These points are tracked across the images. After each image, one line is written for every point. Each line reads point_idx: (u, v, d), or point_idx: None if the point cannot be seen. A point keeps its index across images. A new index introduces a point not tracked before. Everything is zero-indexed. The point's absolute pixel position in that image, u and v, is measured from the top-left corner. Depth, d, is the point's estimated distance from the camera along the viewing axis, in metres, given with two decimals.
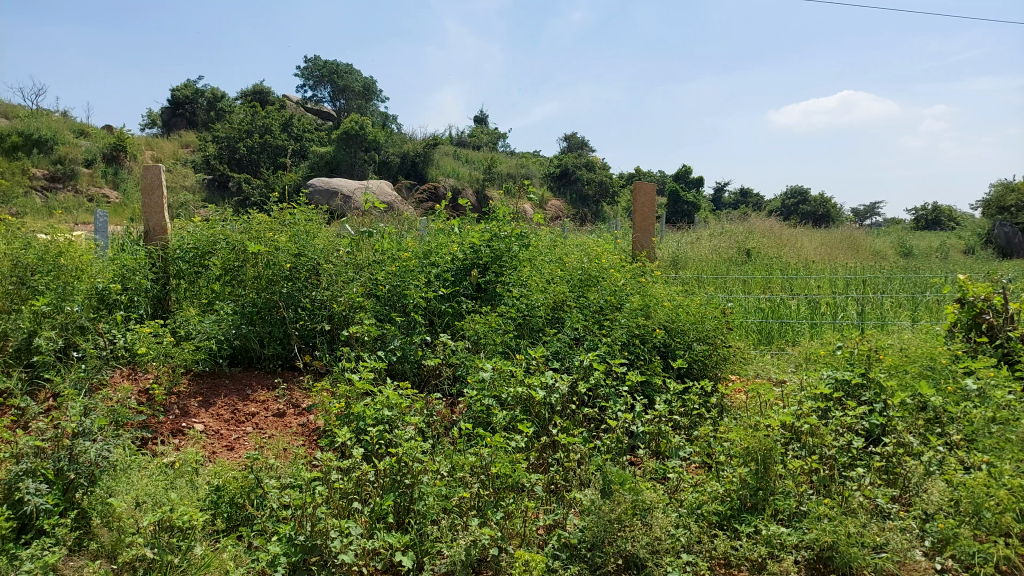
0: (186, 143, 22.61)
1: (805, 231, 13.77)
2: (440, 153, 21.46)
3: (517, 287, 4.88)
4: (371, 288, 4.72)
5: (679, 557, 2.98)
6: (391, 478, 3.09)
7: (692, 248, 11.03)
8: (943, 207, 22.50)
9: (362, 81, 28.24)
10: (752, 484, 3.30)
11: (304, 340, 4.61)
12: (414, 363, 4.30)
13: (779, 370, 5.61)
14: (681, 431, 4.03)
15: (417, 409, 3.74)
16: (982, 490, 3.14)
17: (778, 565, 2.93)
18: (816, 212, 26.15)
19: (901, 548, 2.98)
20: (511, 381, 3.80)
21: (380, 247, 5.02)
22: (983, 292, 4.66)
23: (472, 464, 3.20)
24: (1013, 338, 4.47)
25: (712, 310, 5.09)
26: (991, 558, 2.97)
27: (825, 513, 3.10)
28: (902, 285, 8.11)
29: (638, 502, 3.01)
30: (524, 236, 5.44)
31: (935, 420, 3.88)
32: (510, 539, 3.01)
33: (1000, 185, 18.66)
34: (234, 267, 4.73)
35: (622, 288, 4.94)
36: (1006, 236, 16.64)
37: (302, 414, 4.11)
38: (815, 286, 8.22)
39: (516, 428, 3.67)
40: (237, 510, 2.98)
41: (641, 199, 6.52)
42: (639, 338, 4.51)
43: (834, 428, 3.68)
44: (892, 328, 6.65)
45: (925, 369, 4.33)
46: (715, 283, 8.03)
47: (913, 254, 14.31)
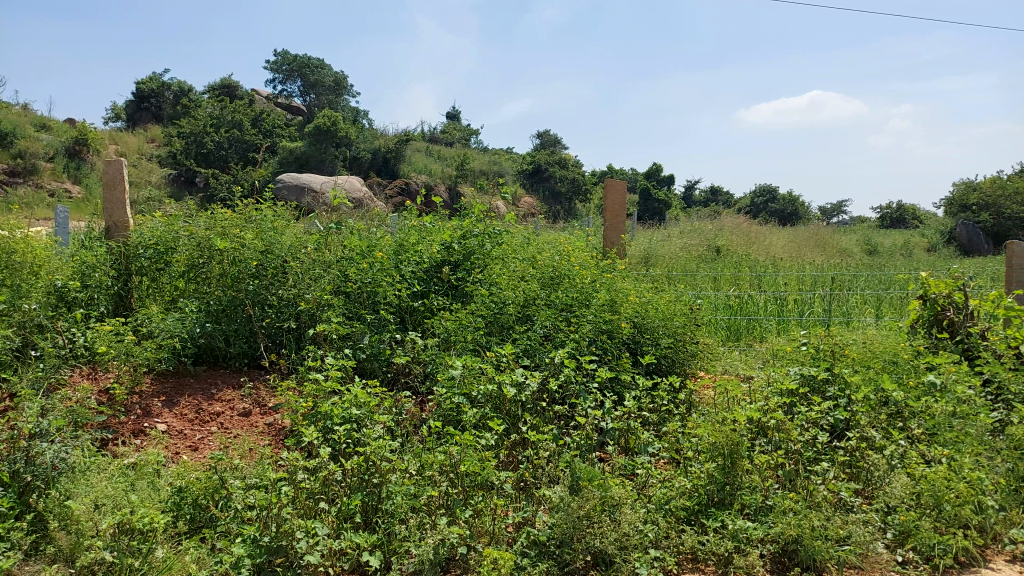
0: (152, 138, 22.20)
1: (775, 229, 13.95)
2: (412, 150, 21.32)
3: (487, 285, 4.85)
4: (340, 285, 4.67)
5: (647, 553, 2.97)
6: (358, 478, 3.05)
7: (662, 245, 11.12)
8: (907, 206, 23.06)
9: (333, 76, 27.99)
10: (720, 479, 3.31)
11: (271, 338, 4.54)
12: (383, 361, 4.27)
13: (747, 365, 5.69)
14: (650, 428, 4.05)
15: (386, 408, 3.72)
16: (942, 483, 3.22)
17: (744, 559, 2.95)
18: (786, 210, 26.55)
19: (864, 540, 3.02)
20: (481, 379, 3.77)
21: (349, 244, 4.95)
22: (944, 289, 4.74)
23: (440, 462, 3.16)
24: (973, 334, 4.58)
25: (681, 306, 5.12)
26: (950, 549, 3.05)
27: (790, 508, 3.18)
28: (868, 282, 8.26)
29: (605, 499, 3.00)
30: (495, 233, 5.40)
31: (897, 415, 3.95)
32: (478, 537, 2.99)
33: (963, 185, 19.11)
34: (199, 263, 4.62)
35: (592, 286, 4.93)
36: (968, 233, 17.03)
37: (268, 413, 4.04)
38: (783, 282, 8.32)
39: (487, 426, 3.65)
40: (201, 512, 2.90)
41: (612, 196, 6.55)
42: (607, 335, 4.51)
43: (799, 423, 3.71)
44: (857, 324, 6.79)
45: (889, 363, 4.42)
46: (685, 280, 8.09)
47: (878, 252, 14.58)
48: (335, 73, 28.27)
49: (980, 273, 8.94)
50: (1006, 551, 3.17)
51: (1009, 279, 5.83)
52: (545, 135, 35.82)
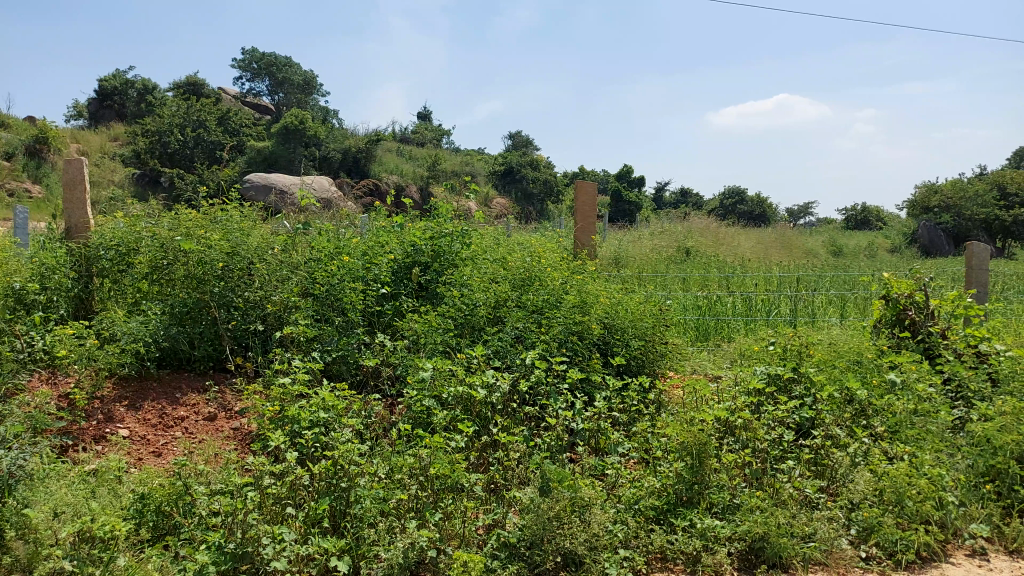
0: (116, 137, 21.73)
1: (742, 230, 14.14)
2: (383, 150, 21.18)
3: (457, 287, 4.82)
4: (308, 287, 4.61)
5: (617, 553, 2.99)
6: (326, 482, 3.01)
7: (632, 246, 11.21)
8: (871, 208, 23.56)
9: (302, 75, 27.69)
10: (688, 478, 3.33)
11: (237, 341, 4.46)
12: (352, 364, 4.22)
13: (715, 365, 5.77)
14: (620, 428, 4.07)
15: (355, 411, 3.70)
16: (904, 480, 3.29)
17: (713, 558, 2.98)
18: (753, 212, 26.92)
19: (828, 536, 3.10)
20: (452, 381, 3.75)
21: (317, 245, 4.89)
22: (905, 290, 4.85)
23: (410, 466, 3.12)
24: (934, 334, 4.69)
25: (650, 307, 5.15)
26: (912, 545, 3.12)
27: (757, 505, 3.23)
28: (833, 282, 8.42)
29: (575, 500, 3.01)
30: (466, 233, 5.36)
31: (861, 413, 3.96)
32: (448, 540, 2.97)
33: (925, 187, 19.55)
34: (162, 264, 4.54)
35: (563, 287, 4.93)
36: (930, 234, 17.42)
37: (234, 417, 3.97)
38: (751, 283, 8.43)
39: (457, 428, 3.63)
40: (164, 519, 2.85)
41: (583, 198, 6.56)
42: (577, 336, 4.50)
43: (766, 422, 3.76)
44: (822, 323, 6.92)
45: (852, 363, 4.49)
46: (655, 281, 8.14)
47: (843, 252, 14.86)
48: (304, 72, 27.97)
49: (940, 274, 9.15)
50: (966, 545, 3.24)
51: (968, 278, 5.97)
52: (516, 136, 35.87)
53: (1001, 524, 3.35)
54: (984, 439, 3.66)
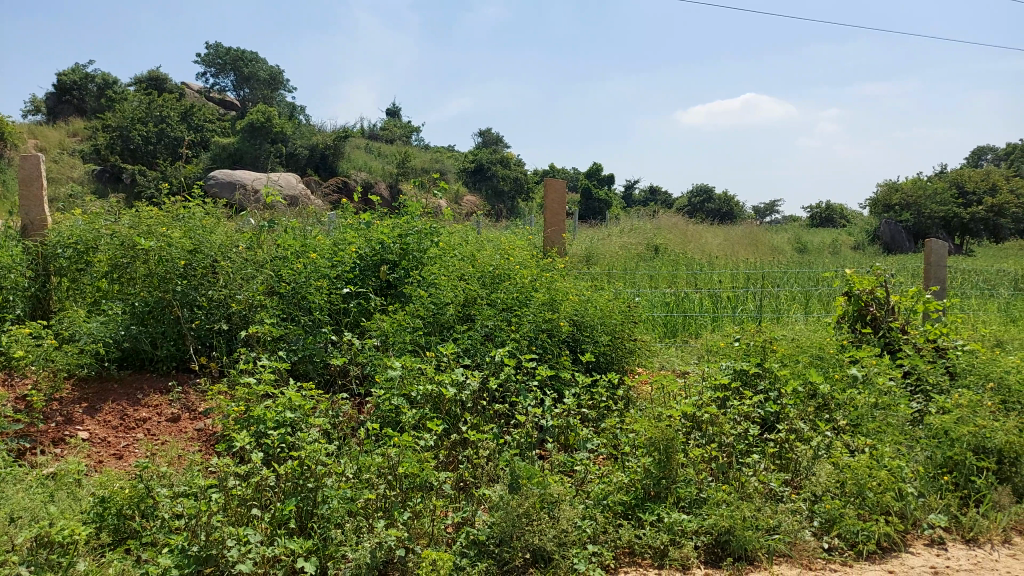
0: (75, 132, 21.18)
1: (710, 228, 14.30)
2: (351, 147, 20.98)
3: (426, 285, 4.78)
4: (274, 285, 4.54)
5: (585, 548, 2.99)
6: (293, 483, 2.96)
7: (602, 243, 11.27)
8: (835, 206, 24.01)
9: (269, 70, 27.29)
10: (656, 473, 3.36)
11: (201, 340, 4.38)
12: (319, 363, 4.19)
13: (682, 361, 5.83)
14: (589, 424, 4.09)
15: (322, 410, 3.65)
16: (865, 472, 3.36)
17: (680, 552, 3.02)
18: (721, 210, 27.27)
19: (792, 529, 3.17)
20: (421, 380, 3.73)
21: (283, 243, 4.82)
22: (867, 286, 4.93)
23: (378, 465, 3.11)
24: (894, 329, 4.80)
25: (619, 304, 5.17)
26: (872, 536, 3.19)
27: (723, 499, 3.26)
28: (798, 279, 8.56)
29: (544, 497, 3.02)
30: (434, 230, 5.32)
31: (824, 407, 4.07)
32: (417, 539, 2.95)
33: (886, 185, 19.97)
34: (122, 263, 4.39)
35: (532, 285, 4.92)
36: (892, 232, 17.77)
37: (198, 418, 3.90)
38: (718, 280, 8.54)
39: (426, 427, 3.60)
40: (126, 523, 2.76)
41: (552, 195, 6.57)
42: (547, 333, 4.50)
43: (731, 417, 3.80)
44: (787, 319, 7.03)
45: (816, 357, 4.55)
46: (624, 278, 8.20)
47: (808, 249, 15.11)
48: (270, 67, 27.56)
49: (900, 270, 9.35)
50: (925, 535, 3.31)
51: (927, 275, 6.10)
52: (485, 133, 35.81)
53: (958, 513, 3.42)
54: (941, 431, 3.75)
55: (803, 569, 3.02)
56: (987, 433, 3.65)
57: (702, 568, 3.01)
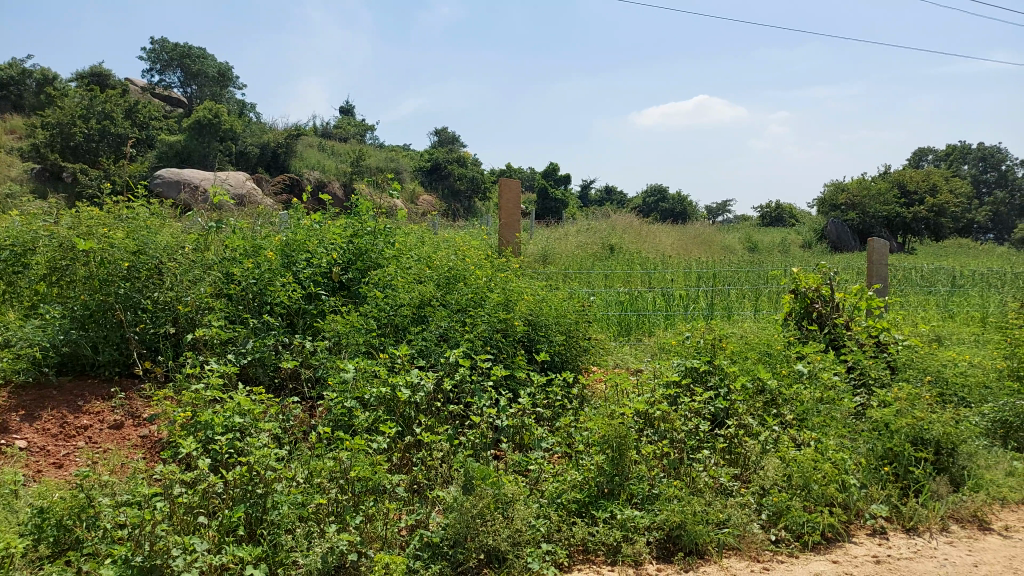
0: (13, 130, 20.39)
1: (664, 227, 14.51)
2: (305, 145, 20.64)
3: (379, 287, 4.73)
4: (222, 288, 4.43)
5: (539, 547, 3.00)
6: (242, 489, 2.92)
7: (558, 242, 11.32)
8: (784, 205, 24.61)
9: (217, 67, 26.67)
10: (608, 471, 3.40)
11: (145, 345, 4.25)
12: (269, 367, 4.12)
13: (636, 359, 5.91)
14: (544, 423, 4.10)
15: (272, 415, 3.58)
16: (810, 465, 3.43)
17: (632, 548, 3.06)
18: (675, 210, 27.70)
19: (741, 522, 3.23)
20: (374, 382, 3.69)
21: (231, 244, 4.70)
22: (813, 284, 5.07)
23: (330, 469, 3.06)
24: (839, 325, 4.93)
25: (574, 303, 5.21)
26: (818, 527, 3.28)
27: (675, 495, 3.30)
28: (748, 277, 8.75)
29: (498, 497, 2.99)
30: (387, 231, 5.27)
31: (772, 402, 4.16)
32: (370, 542, 2.91)
33: (833, 185, 20.54)
34: (61, 266, 4.28)
35: (488, 285, 4.90)
36: (838, 232, 18.29)
37: (142, 425, 3.79)
38: (671, 278, 8.68)
39: (379, 429, 3.56)
40: (66, 534, 2.64)
41: (506, 196, 6.57)
42: (502, 333, 4.50)
43: (682, 413, 3.87)
44: (737, 317, 7.18)
45: (764, 354, 4.65)
46: (580, 278, 8.26)
47: (758, 248, 15.46)
48: (219, 64, 26.90)
49: (845, 268, 9.63)
50: (867, 525, 3.42)
51: (870, 273, 6.27)
52: (442, 132, 35.64)
53: (899, 503, 3.54)
54: (882, 424, 3.85)
55: (751, 562, 3.08)
56: (925, 425, 3.76)
57: (654, 564, 3.06)
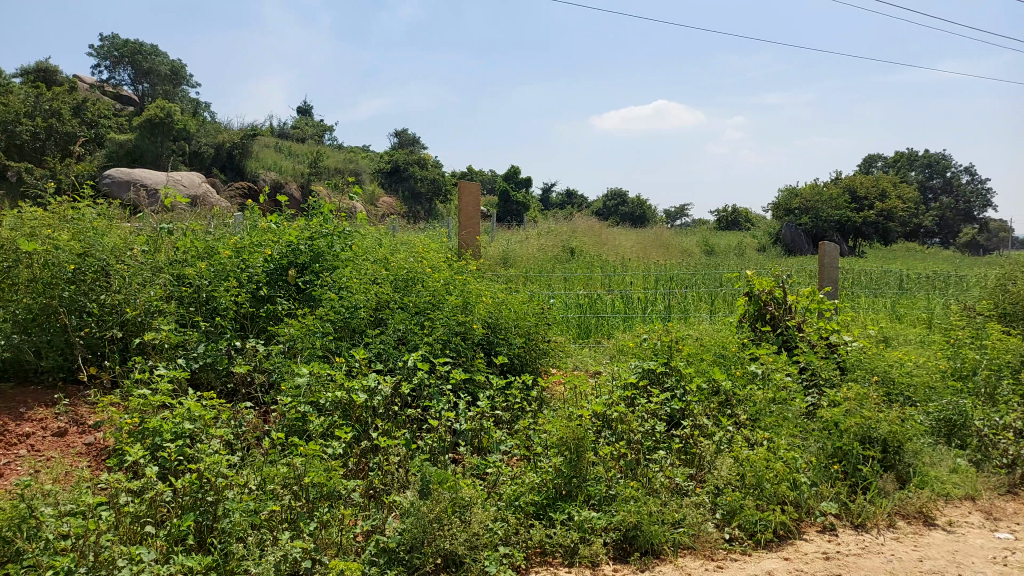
0: None
1: (624, 231, 14.65)
2: (262, 146, 20.27)
3: (336, 289, 4.66)
4: (173, 290, 4.33)
5: (497, 551, 2.99)
6: (192, 497, 2.84)
7: (519, 245, 11.33)
8: (740, 210, 25.06)
9: (170, 65, 26.04)
10: (566, 473, 3.42)
11: (91, 350, 4.10)
12: (221, 371, 4.02)
13: (595, 361, 5.95)
14: (503, 426, 4.10)
15: (224, 421, 3.50)
16: (762, 464, 3.51)
17: (589, 549, 3.07)
18: (634, 213, 28.01)
19: (696, 521, 3.29)
20: (330, 386, 3.65)
21: (182, 245, 4.59)
22: (766, 286, 5.17)
23: (284, 475, 3.02)
24: (791, 327, 5.04)
25: (533, 306, 5.21)
26: (769, 525, 3.35)
27: (631, 496, 3.33)
28: (705, 280, 8.88)
29: (456, 500, 2.98)
30: (346, 234, 5.20)
31: (726, 403, 4.23)
32: (325, 549, 2.84)
33: (787, 190, 21.00)
34: (3, 268, 4.11)
35: (447, 288, 4.86)
36: (792, 236, 18.71)
37: (87, 432, 3.67)
38: (629, 281, 8.76)
39: (335, 434, 3.51)
40: (4, 546, 2.43)
41: (466, 198, 6.55)
42: (460, 336, 4.47)
43: (640, 415, 3.90)
44: (694, 318, 7.29)
45: (718, 356, 4.73)
46: (540, 280, 8.28)
47: (715, 251, 15.73)
48: (172, 61, 26.23)
49: (798, 271, 9.85)
50: (818, 523, 3.49)
51: (821, 275, 6.42)
52: (402, 134, 35.46)
53: (848, 501, 3.63)
54: (832, 423, 3.94)
55: (705, 561, 3.12)
56: (872, 424, 3.87)
57: (611, 564, 3.08)
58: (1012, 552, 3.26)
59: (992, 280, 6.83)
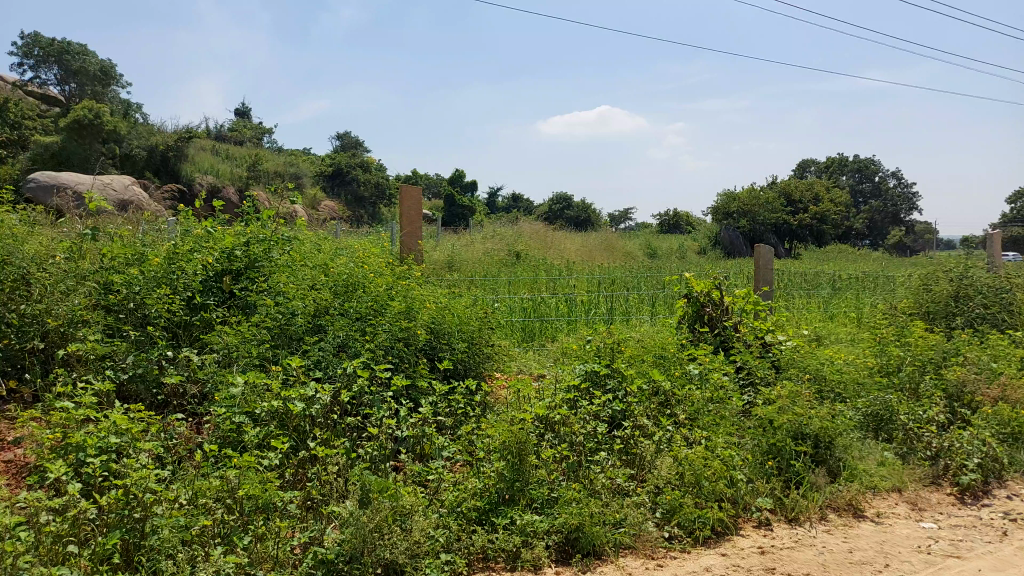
0: None
1: (568, 234, 14.77)
2: (198, 148, 19.65)
3: (271, 295, 4.51)
4: (99, 299, 4.15)
5: (438, 558, 2.94)
6: (118, 514, 2.73)
7: (464, 249, 11.30)
8: (682, 213, 25.57)
9: (100, 65, 25.06)
10: (509, 477, 3.39)
11: (10, 362, 3.89)
12: (151, 382, 3.87)
13: (539, 365, 5.98)
14: (446, 432, 4.06)
15: (153, 434, 3.37)
16: (700, 463, 3.58)
17: (531, 553, 3.07)
18: (579, 217, 28.27)
19: (636, 521, 3.33)
20: (265, 396, 3.55)
21: (109, 251, 4.39)
22: (704, 288, 5.26)
23: (217, 489, 2.93)
24: (728, 327, 5.16)
25: (476, 310, 5.18)
26: (709, 521, 3.39)
27: (573, 497, 3.35)
28: (646, 282, 9.02)
29: (396, 509, 2.93)
30: (283, 239, 5.07)
31: (666, 403, 4.31)
32: (260, 564, 2.76)
33: (726, 194, 21.53)
34: None
35: (388, 293, 4.78)
36: (730, 239, 19.19)
37: (6, 449, 3.49)
38: (574, 284, 8.82)
39: (271, 445, 3.41)
40: None
41: (408, 202, 6.48)
42: (403, 342, 4.40)
43: (581, 417, 3.94)
44: (636, 321, 7.39)
45: (659, 357, 4.80)
46: (485, 284, 8.26)
47: (657, 254, 16.02)
48: (102, 61, 25.24)
49: (735, 273, 10.10)
50: (753, 518, 3.57)
51: (757, 277, 6.58)
52: (345, 137, 35.00)
53: (782, 496, 3.72)
54: (766, 421, 4.04)
55: (646, 560, 3.15)
56: (804, 421, 3.99)
57: (553, 567, 3.07)
58: (936, 540, 3.40)
59: (915, 279, 7.13)
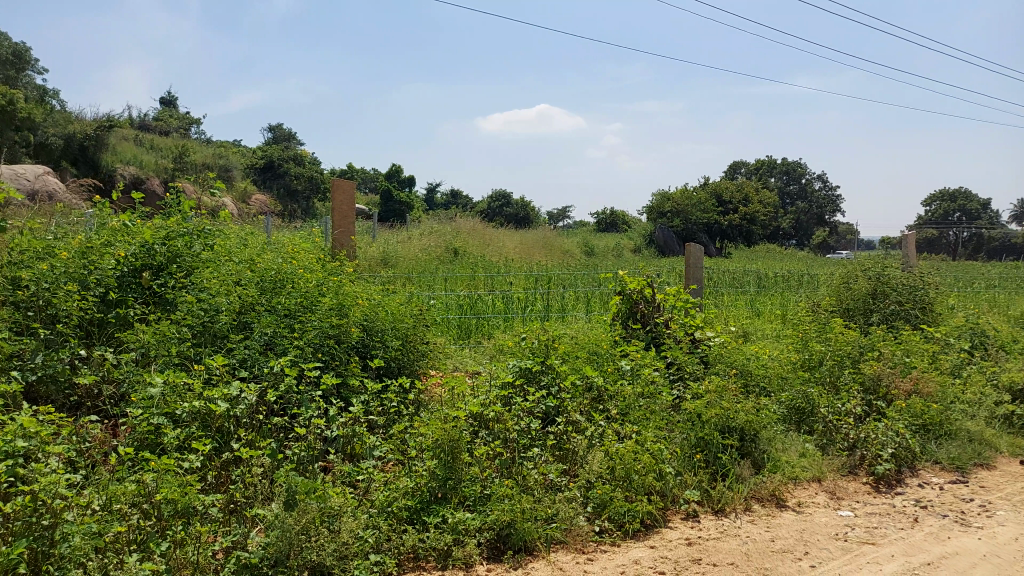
0: None
1: (506, 231, 14.78)
2: (121, 138, 18.81)
3: (194, 291, 4.33)
4: (7, 295, 3.92)
5: (367, 559, 2.87)
6: (23, 522, 2.52)
7: (400, 245, 11.17)
8: (618, 212, 25.95)
9: (13, 47, 23.70)
10: (442, 474, 3.35)
11: None
12: (62, 383, 3.67)
13: (475, 362, 5.95)
14: (377, 431, 3.98)
15: (65, 437, 3.19)
16: (630, 456, 3.62)
17: (462, 550, 3.04)
18: (518, 215, 28.34)
19: (567, 516, 3.35)
20: (186, 396, 3.41)
21: (16, 245, 4.16)
22: (637, 286, 5.34)
23: (133, 493, 2.78)
24: (659, 324, 5.25)
25: (411, 306, 5.10)
26: (638, 514, 3.43)
27: (506, 494, 3.34)
28: (582, 280, 9.11)
29: (324, 510, 2.86)
30: (206, 233, 4.89)
31: (598, 398, 4.35)
32: (178, 570, 2.64)
33: (660, 194, 21.96)
34: None
35: (319, 289, 4.65)
36: (664, 239, 19.58)
37: None
38: (511, 281, 8.82)
39: (192, 447, 3.27)
40: None
41: (340, 197, 6.34)
42: (334, 340, 4.30)
43: (515, 413, 3.93)
44: (572, 317, 7.45)
45: (592, 353, 4.84)
46: (421, 281, 8.17)
47: (594, 253, 16.22)
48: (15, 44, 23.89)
49: (669, 271, 10.30)
50: (682, 510, 3.63)
51: (688, 275, 6.72)
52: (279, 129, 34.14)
53: (709, 488, 3.80)
54: (694, 415, 4.11)
55: (577, 554, 3.16)
56: (730, 414, 4.09)
57: (484, 564, 3.05)
58: (851, 528, 3.54)
59: (837, 277, 7.40)
